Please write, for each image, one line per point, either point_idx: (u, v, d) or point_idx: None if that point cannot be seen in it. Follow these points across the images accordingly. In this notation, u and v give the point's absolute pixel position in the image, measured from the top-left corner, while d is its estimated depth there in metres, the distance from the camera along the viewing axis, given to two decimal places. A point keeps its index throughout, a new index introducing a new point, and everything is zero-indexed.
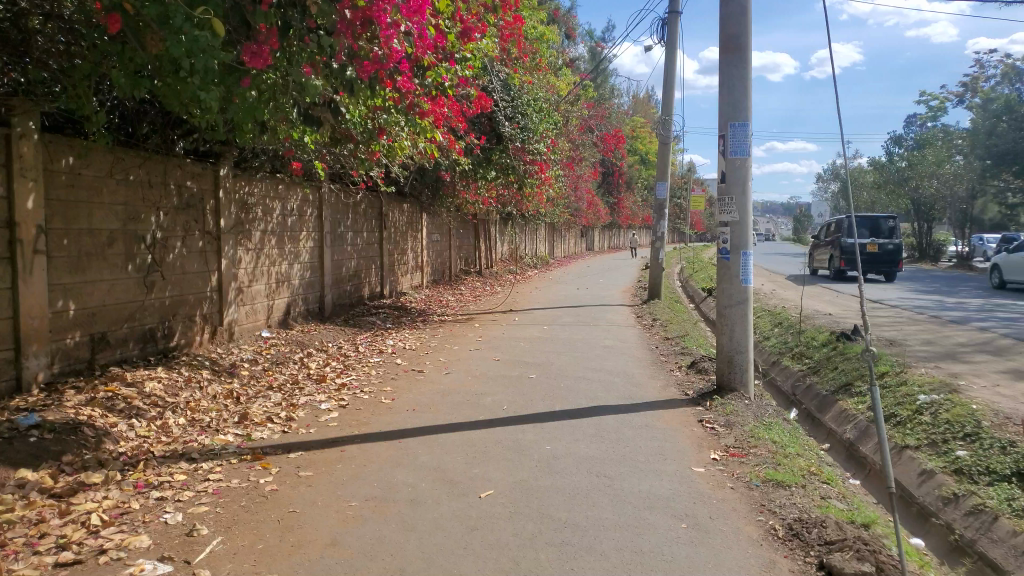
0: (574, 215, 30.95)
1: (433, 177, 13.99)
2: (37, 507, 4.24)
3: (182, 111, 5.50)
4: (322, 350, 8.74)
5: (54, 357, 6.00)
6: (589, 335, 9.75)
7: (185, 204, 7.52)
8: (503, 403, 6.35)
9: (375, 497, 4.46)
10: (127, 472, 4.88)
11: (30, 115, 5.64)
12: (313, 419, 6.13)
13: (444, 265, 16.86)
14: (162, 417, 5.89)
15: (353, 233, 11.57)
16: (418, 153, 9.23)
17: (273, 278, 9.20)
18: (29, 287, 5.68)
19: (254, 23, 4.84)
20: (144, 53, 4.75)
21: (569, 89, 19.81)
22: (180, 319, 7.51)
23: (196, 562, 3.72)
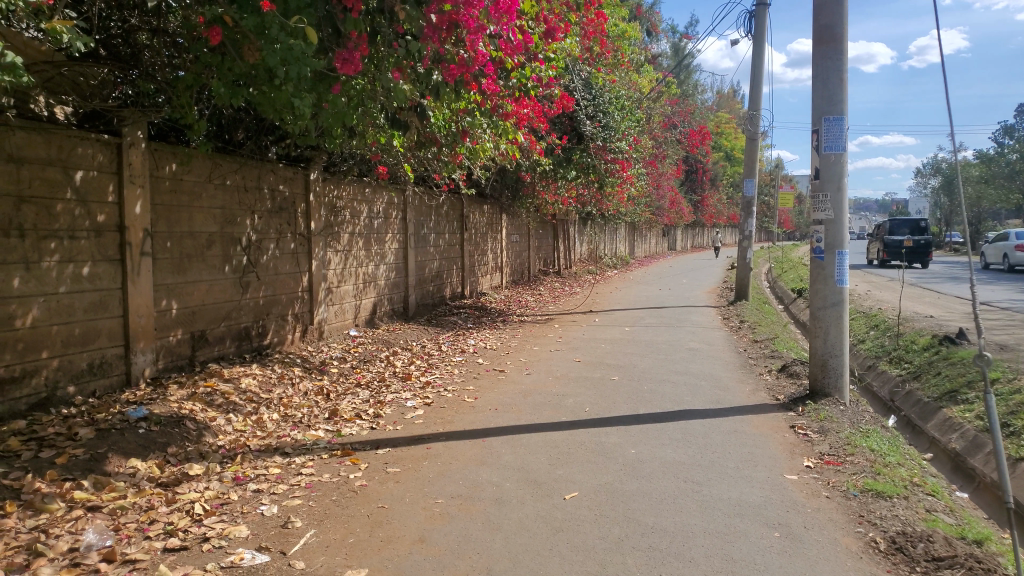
0: (656, 215, 30.52)
1: (514, 178, 14.07)
2: (146, 495, 4.49)
3: (277, 119, 5.71)
4: (407, 349, 8.92)
5: (159, 354, 6.35)
6: (672, 337, 9.58)
7: (278, 208, 7.82)
8: (585, 405, 6.31)
9: (460, 495, 4.51)
10: (227, 464, 5.11)
11: (139, 125, 5.98)
12: (399, 416, 6.25)
13: (523, 265, 16.92)
14: (257, 412, 6.13)
15: (436, 234, 11.76)
16: (503, 154, 9.32)
17: (361, 278, 9.45)
18: (137, 288, 6.02)
19: (345, 32, 4.98)
20: (242, 63, 4.97)
21: (651, 87, 19.55)
22: (273, 318, 7.81)
23: (291, 553, 3.86)
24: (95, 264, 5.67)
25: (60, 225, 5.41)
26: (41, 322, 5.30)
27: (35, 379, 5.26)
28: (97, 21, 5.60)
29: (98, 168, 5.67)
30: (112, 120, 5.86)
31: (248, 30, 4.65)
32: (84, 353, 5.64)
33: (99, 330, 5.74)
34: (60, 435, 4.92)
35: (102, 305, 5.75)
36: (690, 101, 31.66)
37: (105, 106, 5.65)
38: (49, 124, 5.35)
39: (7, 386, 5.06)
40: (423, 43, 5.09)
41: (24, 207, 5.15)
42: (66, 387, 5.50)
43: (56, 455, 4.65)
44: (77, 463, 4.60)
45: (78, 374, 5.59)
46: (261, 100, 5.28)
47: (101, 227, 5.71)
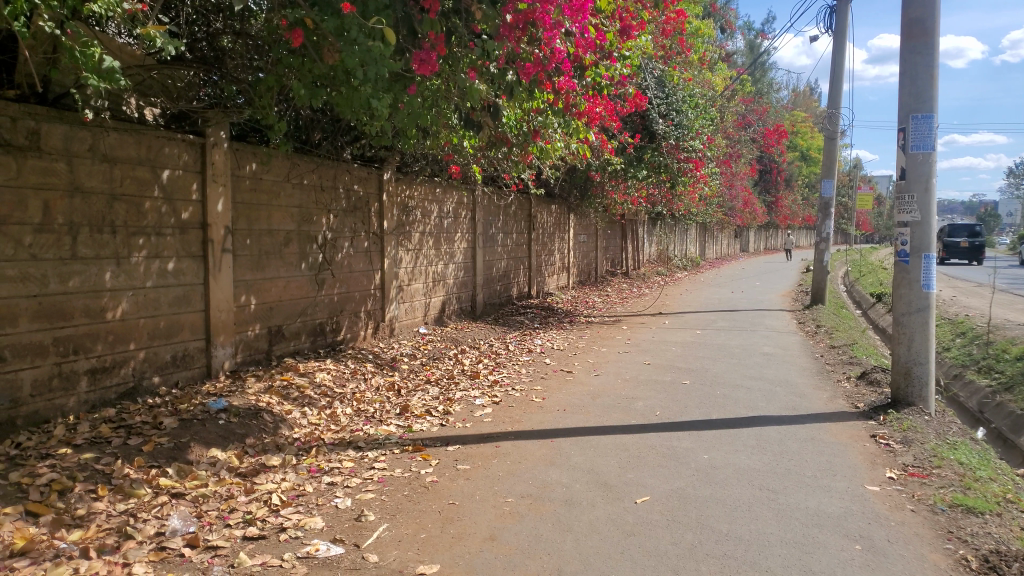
0: (727, 215, 29.89)
1: (583, 178, 13.99)
2: (226, 484, 4.65)
3: (354, 120, 5.83)
4: (475, 347, 8.98)
5: (238, 347, 6.57)
6: (746, 341, 9.36)
7: (353, 207, 7.98)
8: (655, 408, 6.22)
9: (530, 495, 4.51)
10: (302, 457, 5.23)
11: (222, 126, 6.19)
12: (469, 414, 6.29)
13: (590, 265, 16.83)
14: (330, 406, 6.27)
15: (504, 234, 11.80)
16: (573, 153, 9.27)
17: (430, 277, 9.56)
18: (218, 283, 6.24)
19: (422, 33, 5.04)
20: (322, 65, 5.09)
21: (725, 84, 19.15)
22: (347, 314, 7.98)
23: (365, 546, 3.92)
24: (179, 260, 5.89)
25: (148, 222, 5.63)
26: (130, 315, 5.54)
27: (123, 369, 5.51)
28: (184, 25, 5.81)
29: (183, 167, 5.89)
30: (196, 121, 6.07)
31: (329, 32, 4.75)
32: (168, 346, 5.88)
33: (182, 324, 5.97)
34: (146, 424, 5.14)
35: (186, 300, 5.98)
36: (765, 99, 30.86)
37: (190, 107, 5.86)
38: (140, 125, 5.59)
39: (98, 376, 5.32)
40: (498, 41, 5.11)
41: (116, 205, 5.38)
42: (151, 377, 5.74)
43: (142, 443, 4.86)
44: (162, 451, 4.80)
45: (162, 366, 5.83)
46: (340, 100, 5.40)
47: (185, 224, 5.93)
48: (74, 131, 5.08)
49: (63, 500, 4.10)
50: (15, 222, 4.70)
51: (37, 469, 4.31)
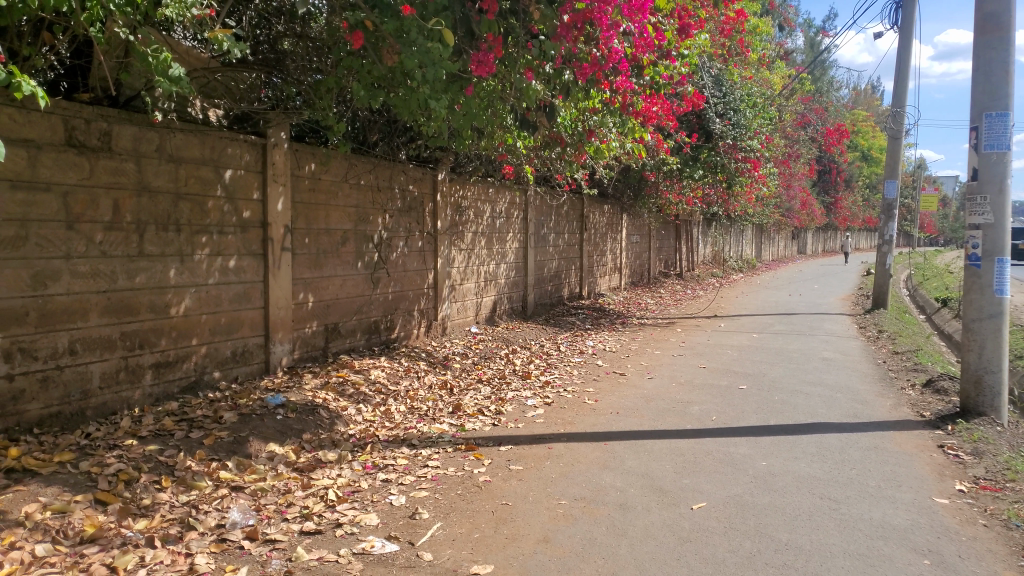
0: (784, 216, 29.25)
1: (637, 178, 13.88)
2: (284, 479, 4.74)
3: (411, 121, 5.88)
4: (526, 347, 8.97)
5: (296, 344, 6.70)
6: (804, 346, 9.15)
7: (408, 207, 8.06)
8: (711, 413, 6.12)
9: (584, 497, 4.48)
10: (357, 453, 5.30)
11: (282, 127, 6.31)
12: (521, 414, 6.29)
13: (642, 265, 16.69)
14: (385, 403, 6.34)
15: (556, 234, 11.76)
16: (627, 153, 9.18)
17: (482, 276, 9.60)
18: (277, 281, 6.37)
19: (480, 33, 5.06)
20: (380, 66, 5.14)
21: (784, 82, 18.74)
22: (401, 313, 8.07)
23: (419, 544, 3.95)
24: (240, 258, 6.03)
25: (211, 220, 5.78)
26: (192, 311, 5.68)
27: (186, 364, 5.66)
28: (247, 28, 5.93)
29: (245, 168, 6.03)
30: (258, 122, 6.20)
31: (388, 34, 4.80)
32: (229, 341, 6.02)
33: (243, 320, 6.12)
34: (207, 418, 5.27)
35: (246, 297, 6.12)
36: (824, 97, 30.11)
37: (252, 109, 5.99)
38: (204, 126, 5.73)
39: (162, 370, 5.47)
40: (556, 42, 5.10)
41: (180, 203, 5.52)
42: (212, 372, 5.89)
43: (204, 436, 4.99)
44: (222, 445, 4.92)
45: (223, 361, 5.98)
46: (397, 101, 5.46)
47: (246, 223, 6.06)
48: (142, 132, 5.23)
49: (130, 490, 4.24)
50: (87, 220, 4.87)
51: (105, 459, 4.46)
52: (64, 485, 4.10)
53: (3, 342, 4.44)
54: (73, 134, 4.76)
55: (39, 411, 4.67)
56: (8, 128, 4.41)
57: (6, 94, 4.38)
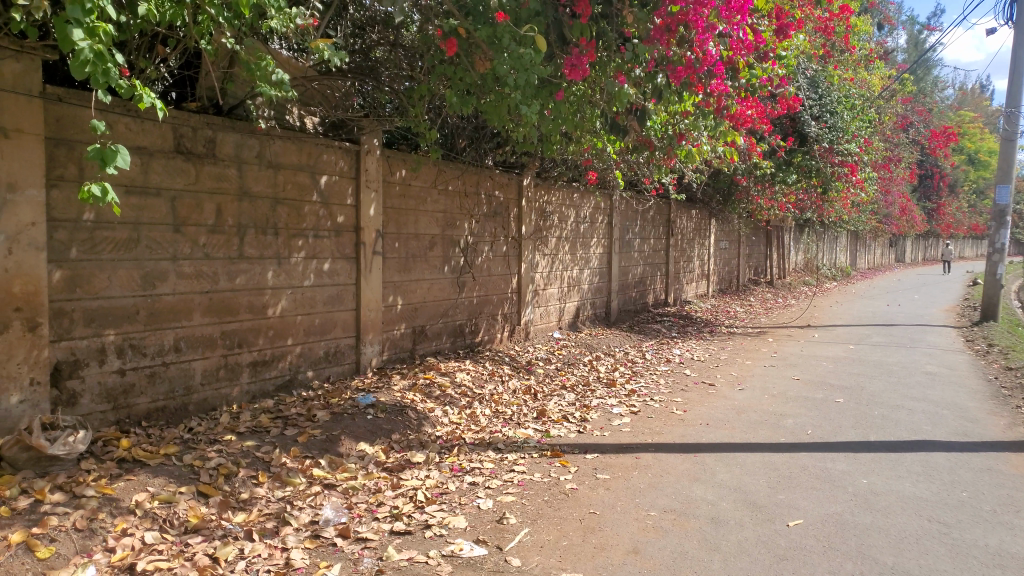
0: (881, 223, 28.01)
1: (727, 182, 13.58)
2: (374, 478, 4.83)
3: (501, 128, 5.90)
4: (610, 354, 8.89)
5: (385, 345, 6.85)
6: (905, 358, 8.71)
7: (493, 212, 8.12)
8: (805, 427, 5.90)
9: (673, 509, 4.38)
10: (444, 455, 5.36)
11: (374, 133, 6.47)
12: (606, 422, 6.23)
13: (728, 272, 16.32)
14: (470, 406, 6.39)
15: (641, 239, 11.62)
16: (718, 157, 8.97)
17: (566, 281, 9.58)
18: (368, 284, 6.53)
19: (572, 38, 5.06)
20: (473, 73, 5.19)
21: (884, 82, 17.98)
22: (485, 317, 8.13)
23: (507, 549, 3.94)
24: (334, 261, 6.21)
25: (306, 225, 5.96)
26: (288, 312, 5.87)
27: (281, 363, 5.85)
28: (344, 38, 6.10)
29: (339, 173, 6.21)
30: (352, 128, 6.37)
31: (481, 40, 4.85)
32: (322, 341, 6.20)
33: (335, 322, 6.29)
34: (301, 416, 5.45)
35: (339, 299, 6.30)
36: (926, 97, 28.69)
37: (347, 116, 6.16)
38: (301, 133, 5.92)
39: (259, 368, 5.67)
40: (649, 45, 5.06)
41: (278, 208, 5.72)
42: (306, 371, 6.08)
43: (298, 434, 5.15)
44: (315, 443, 5.07)
45: (316, 360, 6.17)
46: (488, 107, 5.49)
47: (340, 227, 6.24)
48: (245, 139, 5.44)
49: (229, 484, 4.40)
50: (192, 224, 5.09)
51: (206, 453, 4.64)
52: (170, 476, 4.28)
53: (116, 338, 4.70)
54: (182, 142, 4.99)
55: (147, 405, 4.91)
56: (123, 136, 4.66)
57: (122, 104, 4.64)
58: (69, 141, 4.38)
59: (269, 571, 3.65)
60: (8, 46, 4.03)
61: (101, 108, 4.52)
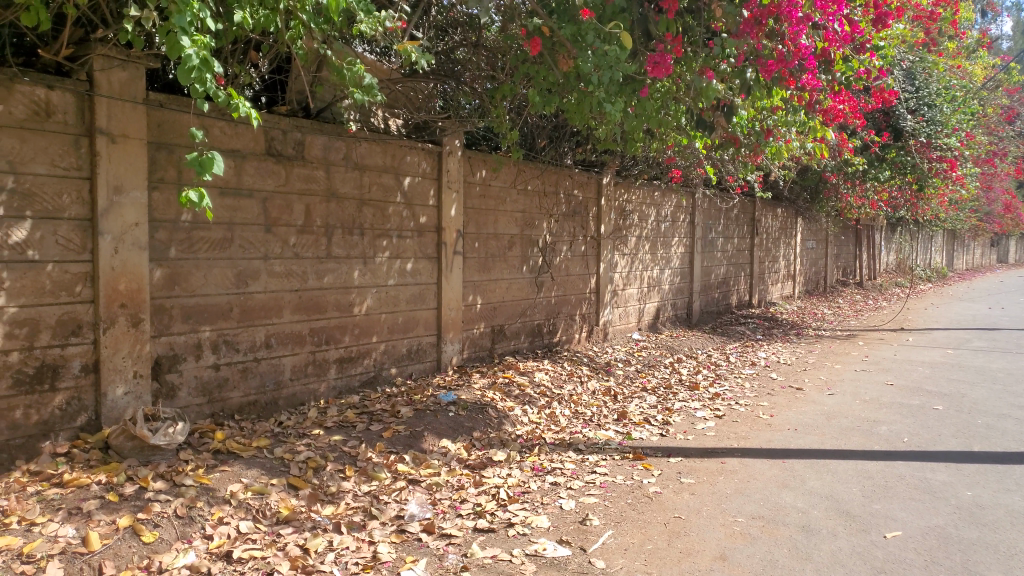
0: (982, 221, 26.59)
1: (815, 180, 13.17)
2: (457, 475, 4.88)
3: (582, 127, 5.87)
4: (692, 357, 8.72)
5: (465, 344, 6.92)
6: (1011, 365, 8.22)
7: (573, 212, 8.10)
8: (902, 434, 5.65)
9: (762, 516, 4.26)
10: (525, 454, 5.37)
11: (456, 134, 6.55)
12: (689, 425, 6.11)
13: (814, 273, 15.84)
14: (550, 406, 6.38)
15: (724, 239, 11.38)
16: (806, 153, 8.69)
17: (646, 282, 9.46)
18: (448, 283, 6.61)
19: (658, 34, 4.98)
20: (556, 72, 5.18)
21: (988, 72, 17.07)
22: (563, 317, 8.11)
23: (591, 551, 3.92)
24: (416, 260, 6.31)
25: (391, 225, 6.08)
26: (373, 310, 6.00)
27: (366, 360, 5.98)
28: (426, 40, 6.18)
29: (421, 174, 6.31)
30: (434, 130, 6.45)
31: (565, 39, 4.84)
32: (405, 339, 6.31)
33: (418, 320, 6.39)
34: (385, 412, 5.56)
35: (421, 298, 6.39)
36: None
37: (429, 117, 6.24)
38: (385, 135, 6.04)
39: (345, 365, 5.81)
40: (738, 40, 4.95)
41: (364, 209, 5.84)
42: (389, 368, 6.19)
43: (382, 429, 5.26)
44: (400, 439, 5.16)
45: (399, 358, 6.28)
46: (571, 106, 5.47)
47: (422, 227, 6.34)
48: (333, 141, 5.59)
49: (318, 476, 4.52)
50: (283, 224, 5.26)
51: (296, 446, 4.78)
52: (262, 468, 4.43)
53: (211, 334, 4.89)
54: (272, 144, 5.15)
55: (239, 400, 5.09)
56: (219, 140, 4.85)
57: (218, 109, 4.82)
58: (169, 145, 4.58)
59: (357, 563, 3.72)
60: (116, 56, 4.25)
61: (199, 113, 4.71)
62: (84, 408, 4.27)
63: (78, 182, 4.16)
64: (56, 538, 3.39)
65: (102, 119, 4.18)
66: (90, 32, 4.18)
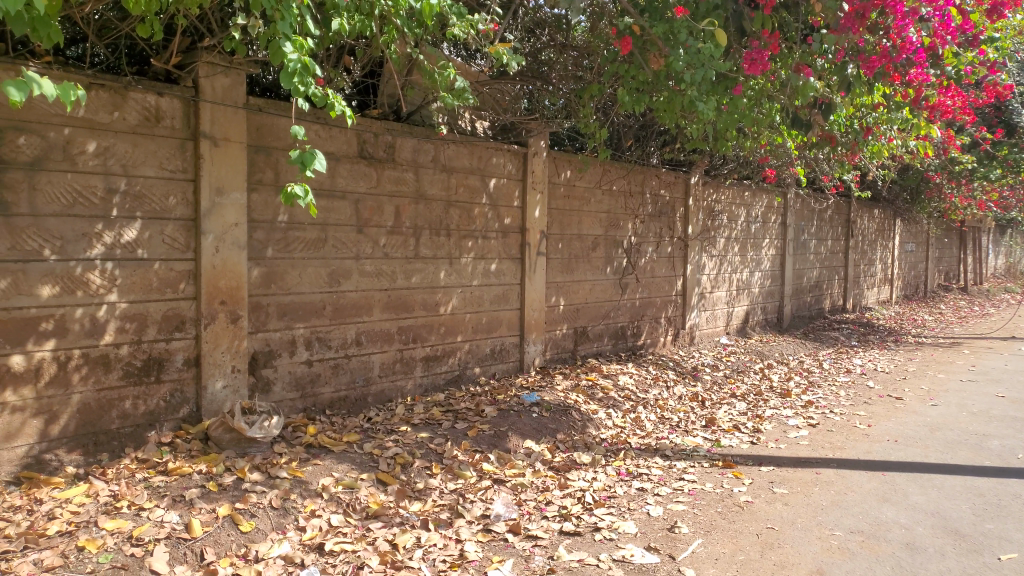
0: None
1: (917, 179, 12.56)
2: (542, 477, 4.87)
3: (672, 126, 5.78)
4: (783, 363, 8.44)
5: (548, 345, 6.91)
6: None
7: (659, 212, 7.98)
8: (1015, 450, 5.30)
9: (862, 531, 4.07)
10: (610, 458, 5.31)
11: (541, 135, 6.54)
12: (782, 434, 5.91)
13: (914, 277, 15.12)
14: (635, 410, 6.30)
15: (818, 241, 10.99)
16: (909, 151, 8.29)
17: (734, 285, 9.23)
18: (532, 284, 6.61)
19: (754, 30, 4.85)
20: (646, 70, 5.10)
21: None
22: (648, 319, 7.99)
23: (681, 559, 3.83)
24: (500, 261, 6.34)
25: (476, 226, 6.12)
26: (458, 310, 6.06)
27: (451, 359, 6.05)
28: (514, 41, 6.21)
29: (507, 176, 6.34)
30: (521, 131, 6.47)
31: (658, 37, 4.76)
32: (489, 339, 6.35)
33: (501, 320, 6.42)
34: (470, 411, 5.61)
35: (505, 298, 6.42)
36: None
37: (516, 119, 6.27)
38: (473, 137, 6.10)
39: (431, 363, 5.89)
40: (838, 35, 4.72)
41: (451, 210, 5.91)
42: (473, 367, 6.24)
43: (468, 428, 5.30)
44: (485, 437, 5.19)
45: (483, 357, 6.32)
46: (661, 105, 5.38)
47: (507, 228, 6.37)
48: (421, 143, 5.67)
49: (406, 473, 4.59)
50: (374, 225, 5.37)
51: (384, 442, 4.87)
52: (352, 463, 4.53)
53: (305, 331, 5.04)
54: (364, 147, 5.27)
55: (330, 395, 5.23)
56: (314, 143, 4.98)
57: (314, 113, 4.96)
58: (268, 148, 4.75)
59: (444, 561, 3.76)
60: (219, 63, 4.42)
61: (296, 117, 4.86)
62: (186, 400, 4.46)
63: (183, 184, 4.35)
64: (162, 524, 3.55)
65: (205, 124, 4.36)
66: (196, 40, 4.37)
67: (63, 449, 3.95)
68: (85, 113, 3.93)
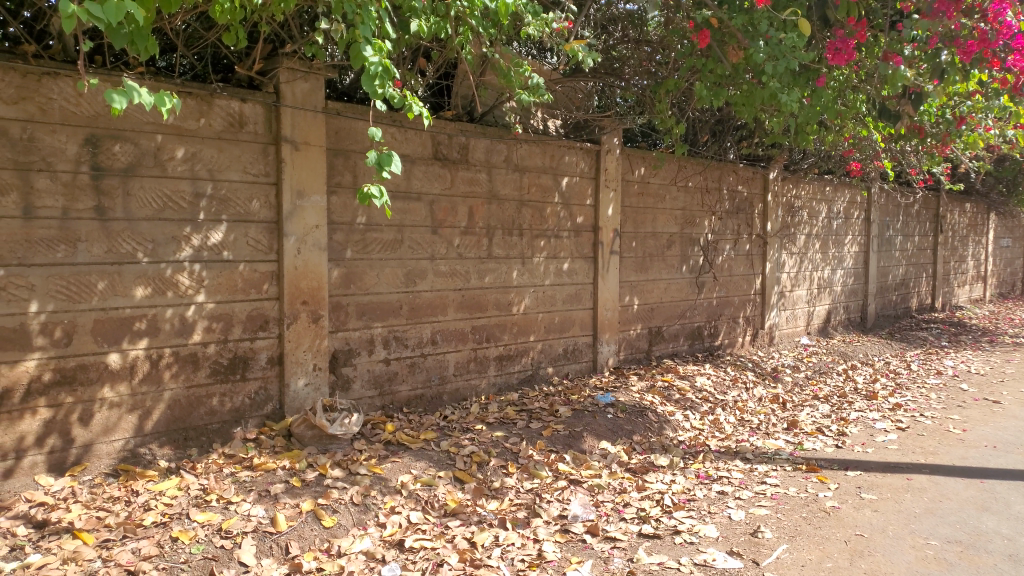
0: None
1: (1013, 171, 11.92)
2: (618, 478, 4.81)
3: (750, 120, 5.63)
4: (868, 364, 8.13)
5: (621, 345, 6.84)
6: None
7: (736, 209, 7.80)
8: None
9: (959, 541, 3.88)
10: (689, 460, 5.21)
11: (614, 133, 6.48)
12: (868, 437, 5.69)
13: (1009, 275, 14.35)
14: (713, 412, 6.17)
15: (904, 237, 10.54)
16: (1006, 141, 7.87)
17: (815, 283, 8.94)
18: (605, 284, 6.55)
19: (837, 18, 4.69)
20: (725, 63, 4.98)
21: None
22: (725, 319, 7.82)
23: (765, 564, 3.72)
24: (573, 260, 6.31)
25: (548, 226, 6.11)
26: (531, 310, 6.05)
27: (524, 358, 6.05)
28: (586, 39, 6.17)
29: (580, 174, 6.30)
30: (594, 129, 6.42)
31: (737, 29, 4.67)
32: (562, 339, 6.32)
33: (574, 320, 6.39)
34: (545, 411, 5.59)
35: (578, 298, 6.38)
36: None
37: (589, 116, 6.23)
38: (545, 136, 6.08)
39: (504, 363, 5.91)
40: (929, 20, 4.57)
41: (523, 210, 5.91)
42: (547, 367, 6.23)
43: (543, 428, 5.29)
44: (560, 437, 5.16)
45: (556, 357, 6.30)
46: (740, 99, 5.25)
47: (580, 227, 6.32)
48: (494, 144, 5.69)
49: (482, 471, 4.60)
50: (448, 225, 5.41)
51: (460, 441, 4.91)
52: (430, 461, 4.57)
53: (382, 331, 5.12)
54: (439, 148, 5.32)
55: (407, 393, 5.29)
56: (391, 145, 5.05)
57: (390, 115, 5.03)
58: (345, 151, 4.84)
59: (523, 560, 3.75)
60: (299, 68, 4.54)
61: (372, 120, 4.94)
62: (270, 397, 4.60)
63: (266, 188, 4.48)
64: (249, 517, 3.66)
65: (286, 128, 4.48)
66: (277, 47, 4.49)
67: (156, 443, 4.12)
68: (174, 120, 4.09)
